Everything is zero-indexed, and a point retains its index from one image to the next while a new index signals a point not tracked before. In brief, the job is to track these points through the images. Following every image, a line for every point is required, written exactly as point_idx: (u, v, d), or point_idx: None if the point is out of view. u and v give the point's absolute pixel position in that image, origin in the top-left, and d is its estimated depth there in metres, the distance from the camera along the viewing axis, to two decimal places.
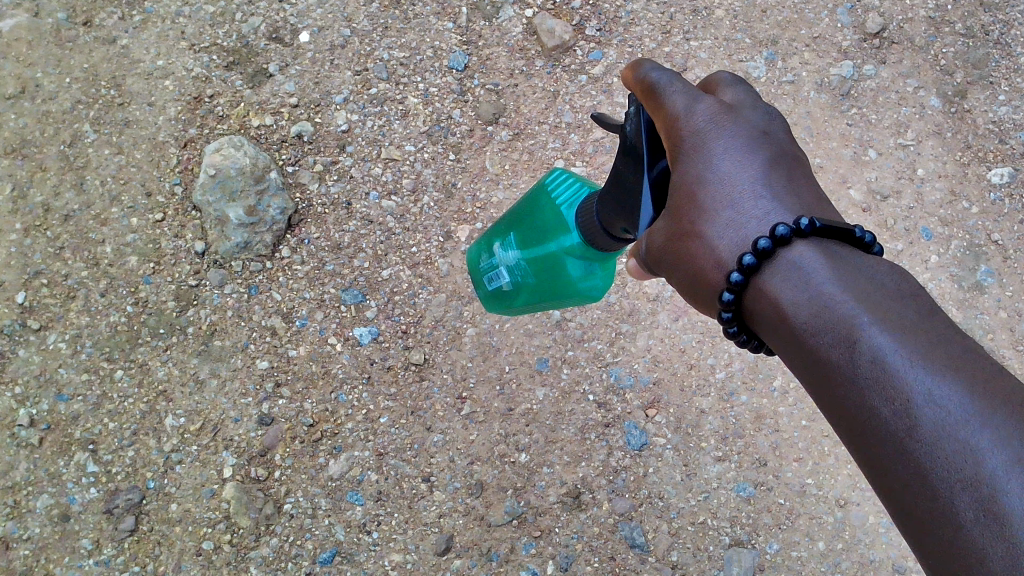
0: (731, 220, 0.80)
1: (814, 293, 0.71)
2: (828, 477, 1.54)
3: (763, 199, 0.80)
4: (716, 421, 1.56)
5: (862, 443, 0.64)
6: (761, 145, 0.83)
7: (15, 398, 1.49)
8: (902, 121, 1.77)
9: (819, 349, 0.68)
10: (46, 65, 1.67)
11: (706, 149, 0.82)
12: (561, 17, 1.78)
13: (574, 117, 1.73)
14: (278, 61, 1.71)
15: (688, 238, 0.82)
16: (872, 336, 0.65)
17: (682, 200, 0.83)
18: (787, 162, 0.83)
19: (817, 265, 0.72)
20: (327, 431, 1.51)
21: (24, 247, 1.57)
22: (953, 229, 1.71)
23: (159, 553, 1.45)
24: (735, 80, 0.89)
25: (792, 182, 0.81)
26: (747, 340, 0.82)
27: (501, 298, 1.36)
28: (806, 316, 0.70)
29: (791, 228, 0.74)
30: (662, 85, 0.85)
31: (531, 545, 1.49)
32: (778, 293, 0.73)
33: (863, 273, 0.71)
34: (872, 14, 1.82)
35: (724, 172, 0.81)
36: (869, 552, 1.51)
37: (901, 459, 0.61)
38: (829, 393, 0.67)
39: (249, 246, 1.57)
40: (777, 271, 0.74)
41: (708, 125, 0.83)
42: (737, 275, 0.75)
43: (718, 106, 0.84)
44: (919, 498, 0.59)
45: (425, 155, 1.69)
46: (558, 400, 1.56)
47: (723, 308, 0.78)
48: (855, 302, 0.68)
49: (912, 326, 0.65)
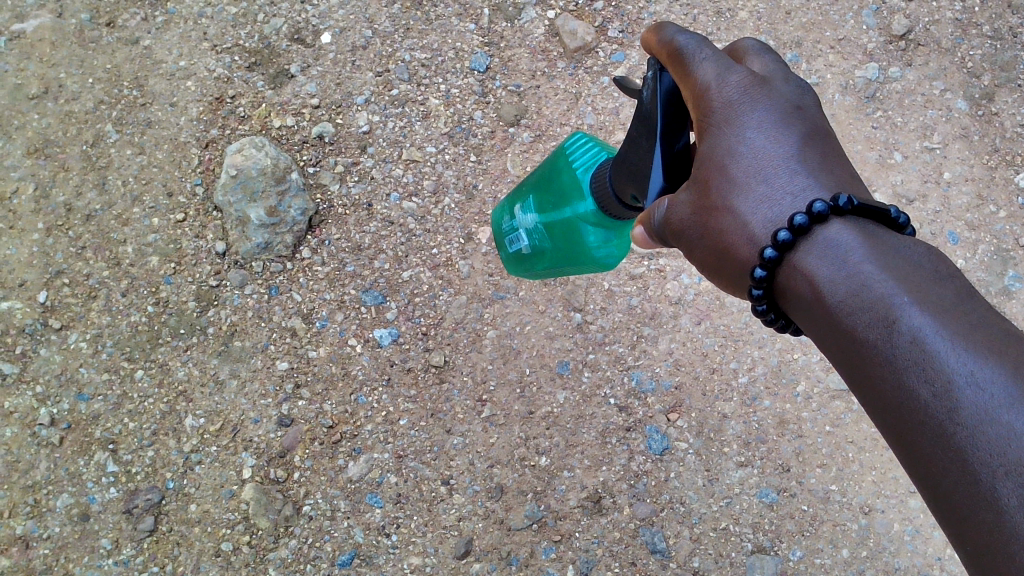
0: (764, 196, 0.79)
1: (850, 272, 0.70)
2: (852, 484, 1.51)
3: (799, 174, 0.78)
4: (738, 426, 1.54)
5: (899, 425, 0.64)
6: (794, 120, 0.82)
7: (36, 397, 1.50)
8: (928, 124, 1.74)
9: (855, 329, 0.67)
10: (69, 66, 1.68)
11: (739, 121, 0.81)
12: (584, 18, 1.78)
13: (596, 119, 1.73)
14: (300, 62, 1.71)
15: (718, 213, 0.81)
16: (911, 317, 0.64)
17: (712, 173, 0.82)
18: (821, 138, 0.82)
19: (854, 244, 0.72)
20: (346, 432, 1.51)
21: (46, 246, 1.58)
22: (980, 233, 1.68)
23: (178, 554, 1.44)
24: (764, 51, 0.88)
25: (826, 158, 0.80)
26: (774, 319, 0.81)
27: (521, 260, 1.38)
28: (842, 295, 0.69)
29: (828, 205, 0.73)
30: (690, 53, 0.84)
31: (552, 550, 1.47)
32: (814, 271, 0.72)
33: (899, 253, 0.71)
34: (898, 16, 1.80)
35: (757, 146, 0.80)
36: (895, 560, 1.49)
37: (940, 443, 0.60)
38: (863, 373, 0.67)
39: (270, 247, 1.57)
40: (812, 248, 0.73)
41: (741, 96, 0.82)
42: (771, 251, 0.74)
43: (750, 78, 0.83)
44: (959, 483, 0.59)
45: (446, 156, 1.68)
46: (579, 404, 1.54)
47: (754, 285, 0.77)
48: (894, 282, 0.67)
49: (952, 308, 0.64)
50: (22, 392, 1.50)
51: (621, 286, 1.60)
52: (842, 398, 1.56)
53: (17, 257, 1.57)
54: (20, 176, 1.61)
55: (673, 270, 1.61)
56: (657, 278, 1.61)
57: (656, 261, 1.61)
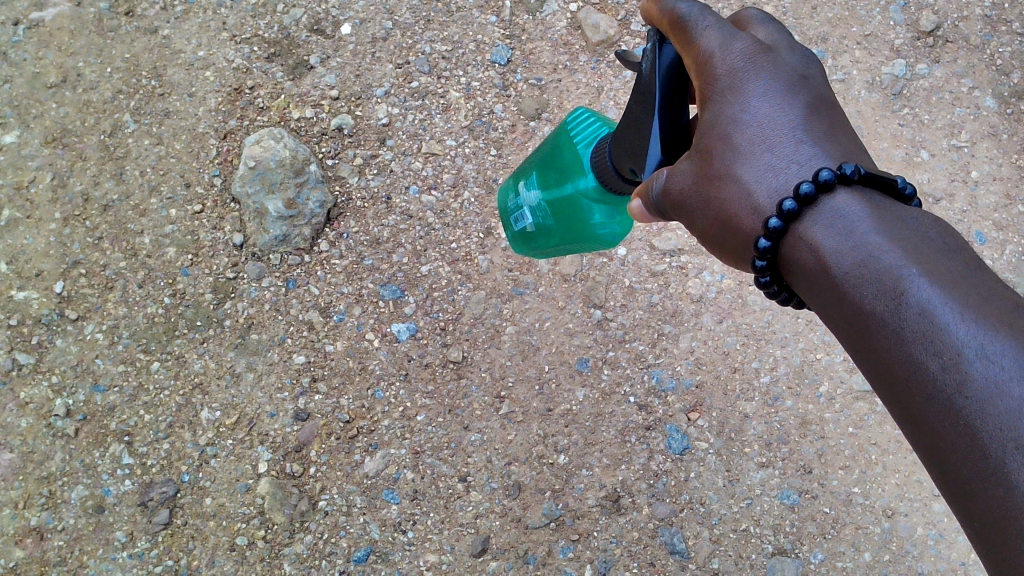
0: (769, 165, 0.77)
1: (857, 243, 0.68)
2: (875, 487, 1.49)
3: (804, 144, 0.77)
4: (760, 427, 1.52)
5: (906, 398, 0.63)
6: (799, 89, 0.80)
7: (52, 388, 1.49)
8: (955, 122, 1.71)
9: (862, 301, 0.66)
10: (87, 55, 1.68)
11: (742, 89, 0.79)
12: (607, 11, 1.77)
13: (618, 114, 1.70)
14: (319, 53, 1.71)
15: (720, 182, 0.79)
16: (920, 289, 0.63)
17: (714, 142, 0.80)
18: (825, 108, 0.80)
19: (861, 214, 0.70)
20: (363, 428, 1.49)
21: (63, 236, 1.57)
22: (1008, 234, 1.64)
23: (193, 548, 1.43)
24: (767, 21, 0.86)
25: (831, 130, 0.78)
26: (777, 292, 0.79)
27: (526, 238, 1.36)
28: (848, 266, 0.68)
29: (835, 173, 0.71)
30: (692, 20, 0.82)
31: (569, 549, 1.45)
32: (819, 242, 0.71)
33: (907, 224, 0.69)
34: (926, 12, 1.78)
35: (761, 115, 0.78)
36: (918, 564, 1.45)
37: (949, 416, 0.59)
38: (870, 345, 0.66)
39: (288, 240, 1.56)
40: (818, 218, 0.71)
41: (746, 64, 0.80)
42: (776, 220, 0.72)
43: (756, 46, 0.81)
44: (967, 458, 0.58)
45: (466, 150, 1.66)
46: (598, 402, 1.52)
47: (757, 256, 0.75)
48: (901, 254, 0.66)
49: (957, 284, 0.63)
50: (37, 382, 1.49)
51: (642, 284, 1.58)
52: (865, 399, 1.54)
53: (33, 247, 1.56)
54: (37, 165, 1.61)
55: (695, 267, 1.59)
56: (679, 275, 1.59)
57: (677, 259, 1.60)
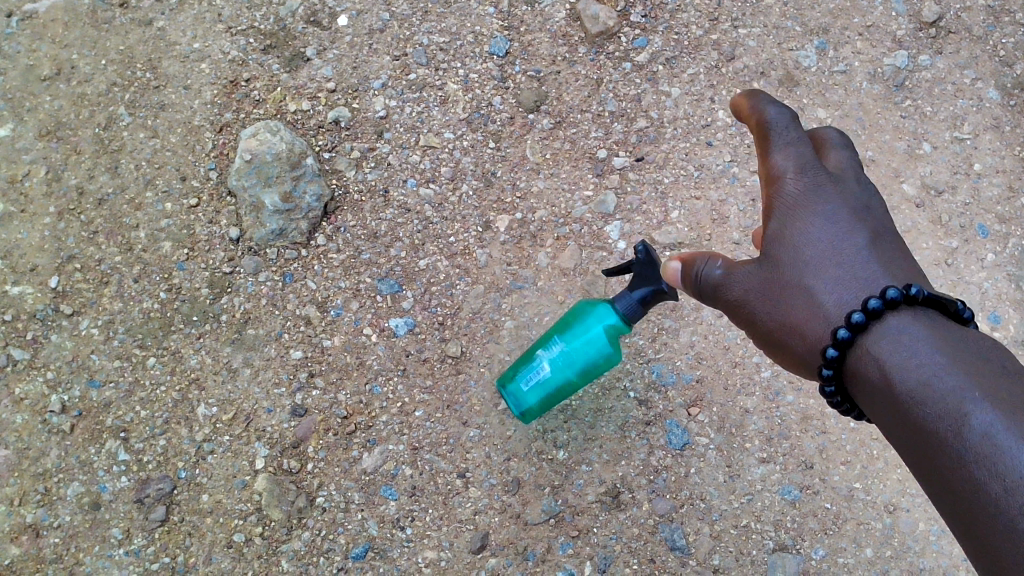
0: (831, 286, 0.97)
1: (919, 365, 0.84)
2: (876, 482, 1.47)
3: (870, 263, 0.97)
4: (761, 422, 1.50)
5: (959, 507, 0.77)
6: (861, 221, 1.01)
7: (47, 384, 1.48)
8: (958, 114, 1.69)
9: (924, 419, 0.81)
10: (81, 47, 1.69)
11: (813, 211, 1.01)
12: (606, 2, 1.74)
13: (618, 105, 1.68)
14: (316, 45, 1.70)
15: (791, 293, 1.00)
16: (979, 413, 0.77)
17: (785, 261, 1.01)
18: (885, 237, 1.01)
19: (922, 337, 0.87)
20: (361, 423, 1.48)
21: (58, 231, 1.56)
22: (1011, 227, 1.62)
23: (190, 545, 1.41)
24: (842, 147, 1.08)
25: (887, 253, 0.99)
26: (840, 400, 0.97)
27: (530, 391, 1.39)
28: (912, 384, 0.83)
29: (896, 296, 0.89)
30: (778, 127, 1.04)
31: (569, 545, 1.43)
32: (882, 355, 0.88)
33: (957, 345, 0.85)
34: (929, 2, 1.76)
35: (830, 239, 0.99)
36: (920, 560, 1.44)
37: (994, 519, 0.73)
38: (924, 452, 0.80)
39: (285, 234, 1.55)
40: (879, 336, 0.89)
41: (816, 189, 1.02)
42: (844, 333, 0.90)
43: (828, 180, 1.03)
44: (1005, 546, 0.72)
45: (464, 143, 1.65)
46: (598, 397, 1.51)
47: (825, 364, 0.93)
48: (959, 375, 0.81)
49: (966, 362, 0.83)
50: (33, 378, 1.48)
51: None
52: None
53: (28, 241, 1.56)
54: (32, 159, 1.60)
55: None
56: None
57: (678, 253, 1.58)
